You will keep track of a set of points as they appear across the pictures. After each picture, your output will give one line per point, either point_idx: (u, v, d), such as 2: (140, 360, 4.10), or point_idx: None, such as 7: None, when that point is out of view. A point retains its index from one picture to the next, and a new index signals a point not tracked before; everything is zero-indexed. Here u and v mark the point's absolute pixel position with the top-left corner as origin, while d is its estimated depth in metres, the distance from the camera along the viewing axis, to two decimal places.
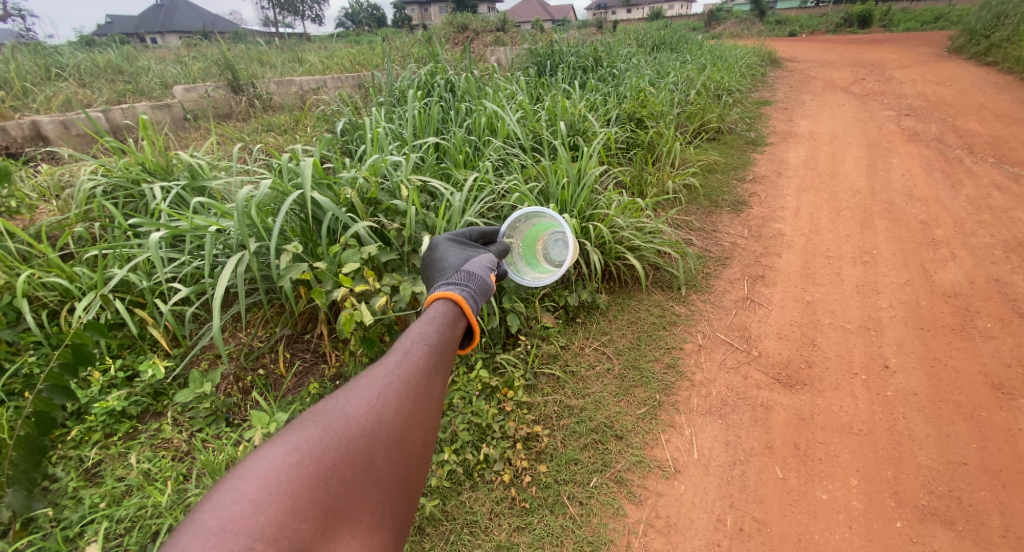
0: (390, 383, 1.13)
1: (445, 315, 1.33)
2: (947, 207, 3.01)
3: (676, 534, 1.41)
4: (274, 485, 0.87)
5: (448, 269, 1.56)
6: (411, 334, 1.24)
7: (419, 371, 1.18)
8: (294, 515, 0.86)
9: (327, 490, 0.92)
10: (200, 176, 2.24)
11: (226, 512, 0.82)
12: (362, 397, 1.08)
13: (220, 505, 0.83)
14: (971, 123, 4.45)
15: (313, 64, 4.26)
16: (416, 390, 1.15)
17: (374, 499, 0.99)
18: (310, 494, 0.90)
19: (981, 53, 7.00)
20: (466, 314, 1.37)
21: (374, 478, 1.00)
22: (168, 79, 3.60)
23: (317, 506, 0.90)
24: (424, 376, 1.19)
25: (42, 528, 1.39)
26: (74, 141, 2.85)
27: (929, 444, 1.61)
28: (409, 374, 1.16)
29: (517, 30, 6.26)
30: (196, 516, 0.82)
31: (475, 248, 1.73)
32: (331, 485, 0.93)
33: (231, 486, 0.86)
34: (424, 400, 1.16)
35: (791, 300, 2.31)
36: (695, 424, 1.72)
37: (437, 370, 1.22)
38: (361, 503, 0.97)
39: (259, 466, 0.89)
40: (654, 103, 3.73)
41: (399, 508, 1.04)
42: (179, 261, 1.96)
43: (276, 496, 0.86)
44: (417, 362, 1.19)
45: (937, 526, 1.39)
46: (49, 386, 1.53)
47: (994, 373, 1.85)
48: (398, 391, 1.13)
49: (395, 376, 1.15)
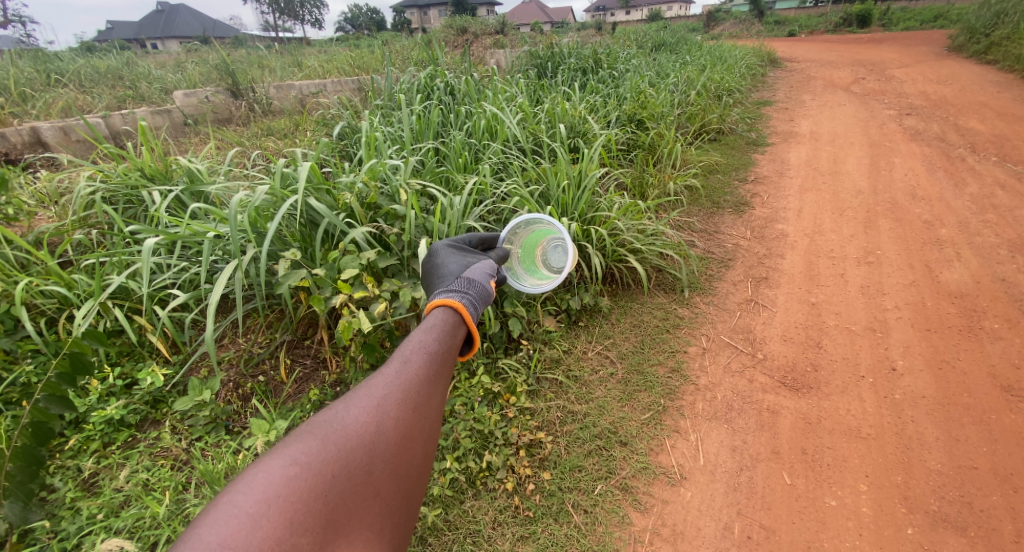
0: (390, 393, 1.11)
1: (445, 323, 1.31)
2: (951, 207, 2.98)
3: (682, 543, 1.38)
4: (273, 499, 0.85)
5: (448, 276, 1.54)
6: (411, 342, 1.22)
7: (418, 380, 1.16)
8: (292, 529, 0.84)
9: (327, 503, 0.90)
10: (199, 180, 2.23)
11: (225, 526, 0.80)
12: (361, 407, 1.06)
13: (218, 519, 0.81)
14: (972, 122, 4.43)
15: (314, 68, 4.25)
16: (416, 400, 1.13)
17: (374, 511, 0.97)
18: (309, 507, 0.88)
19: (981, 51, 6.98)
20: (466, 321, 1.36)
21: (373, 490, 0.98)
22: (168, 84, 3.59)
23: (316, 520, 0.87)
24: (424, 386, 1.17)
25: (39, 540, 1.37)
26: (73, 146, 2.82)
27: (938, 449, 1.59)
28: (409, 383, 1.14)
29: (518, 32, 6.26)
30: (195, 530, 0.80)
31: (475, 254, 1.71)
32: (330, 497, 0.91)
33: (229, 501, 0.84)
34: (424, 410, 1.14)
35: (795, 302, 2.29)
36: (701, 429, 1.70)
37: (437, 379, 1.20)
38: (360, 514, 0.95)
39: (258, 480, 0.87)
40: (655, 104, 3.70)
41: (399, 520, 1.02)
42: (178, 267, 1.94)
43: (275, 510, 0.84)
44: (416, 371, 1.17)
45: (948, 532, 1.36)
46: (47, 396, 1.46)
47: (1002, 374, 1.83)
48: (397, 400, 1.11)
49: (394, 386, 1.13)
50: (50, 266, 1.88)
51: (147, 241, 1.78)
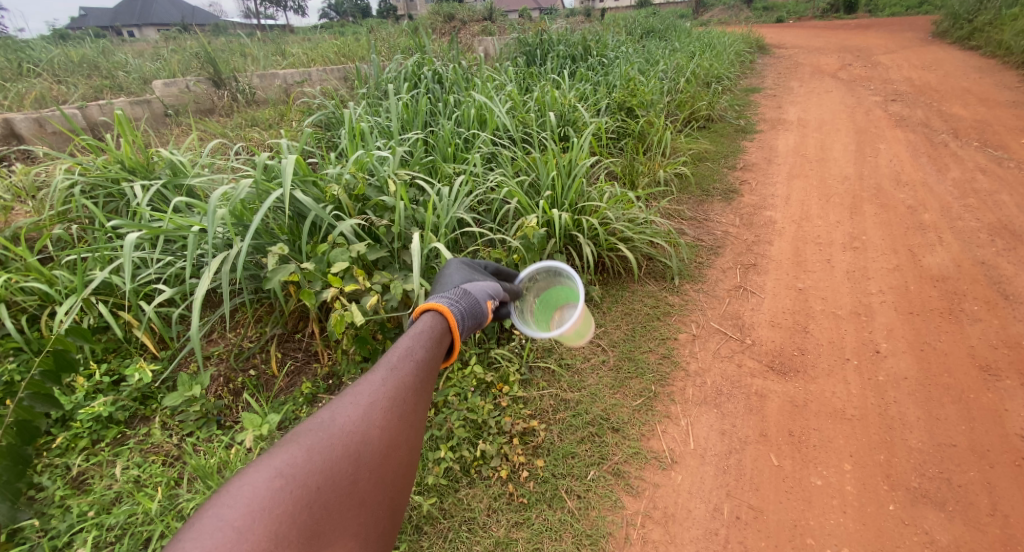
0: (375, 402, 1.11)
1: (433, 330, 1.30)
2: (933, 192, 3.03)
3: (673, 525, 1.41)
4: (258, 511, 0.85)
5: (448, 285, 1.53)
6: (397, 350, 1.22)
7: (404, 388, 1.16)
8: (277, 541, 0.84)
9: (312, 514, 0.90)
10: (183, 173, 2.19)
11: (211, 539, 0.79)
12: (347, 417, 1.06)
13: (202, 533, 0.80)
14: (955, 108, 4.48)
15: (298, 57, 4.16)
16: (401, 409, 1.13)
17: (358, 522, 0.97)
18: (295, 519, 0.87)
19: (964, 37, 7.05)
20: (452, 331, 1.33)
21: (358, 501, 0.98)
22: (148, 74, 3.49)
23: (302, 532, 0.87)
24: (409, 394, 1.17)
25: (29, 539, 1.35)
26: (49, 139, 2.75)
27: (920, 428, 1.63)
28: (394, 392, 1.15)
29: (506, 19, 6.18)
30: (178, 545, 0.78)
31: (483, 273, 1.68)
32: (315, 509, 0.91)
33: (214, 514, 0.83)
34: (409, 419, 1.14)
35: (783, 287, 2.32)
36: (690, 414, 1.73)
37: (422, 388, 1.20)
38: (345, 526, 0.95)
39: (242, 493, 0.86)
40: (644, 91, 3.69)
41: (383, 530, 1.02)
42: (163, 262, 1.91)
43: (261, 523, 0.84)
44: (402, 380, 1.17)
45: (928, 508, 1.41)
46: (31, 394, 1.45)
47: (981, 355, 1.88)
48: (383, 409, 1.11)
49: (380, 395, 1.13)
50: (30, 262, 1.84)
51: (129, 235, 1.73)
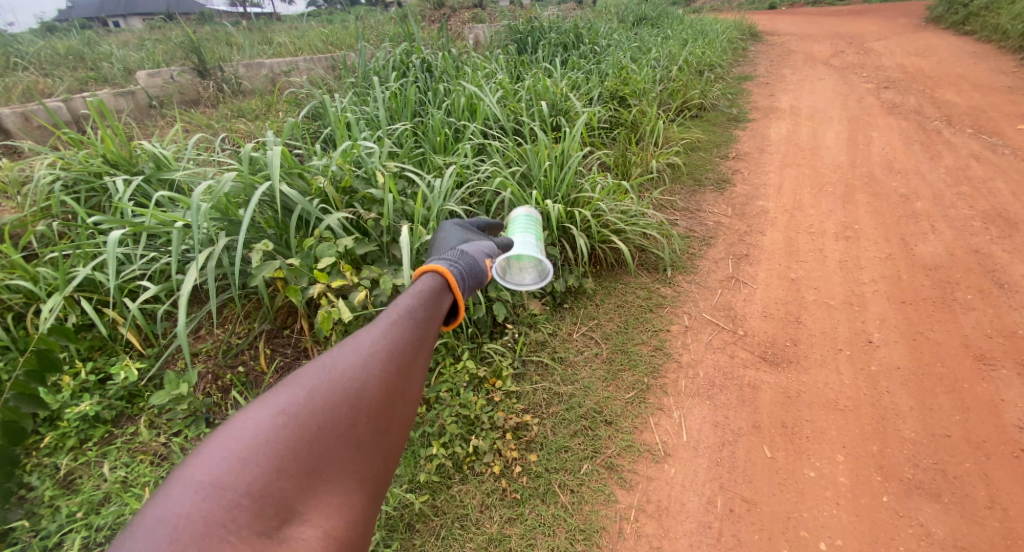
0: (377, 351, 1.03)
1: (433, 289, 1.26)
2: (927, 179, 3.02)
3: (668, 518, 1.41)
4: (255, 450, 0.78)
5: (445, 247, 1.54)
6: (398, 305, 1.15)
7: (406, 339, 1.09)
8: (275, 480, 0.77)
9: (312, 451, 0.83)
10: (166, 167, 2.14)
11: (208, 470, 0.74)
12: (349, 362, 0.98)
13: (196, 472, 0.73)
14: (948, 94, 4.47)
15: (284, 45, 4.07)
16: (404, 358, 1.06)
17: (360, 469, 0.89)
18: (294, 461, 0.80)
19: (958, 22, 7.01)
20: (451, 290, 1.30)
21: (361, 445, 0.90)
22: (131, 64, 3.40)
23: (301, 472, 0.80)
24: (411, 347, 1.09)
25: (19, 540, 1.33)
26: (35, 133, 2.66)
27: (913, 418, 1.63)
28: (397, 342, 1.07)
29: (497, 5, 6.08)
30: (170, 485, 0.72)
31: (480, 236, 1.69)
32: (315, 449, 0.83)
33: (214, 447, 0.77)
34: (411, 372, 1.06)
35: (776, 278, 2.31)
36: (684, 407, 1.72)
37: (423, 341, 1.13)
38: (347, 470, 0.87)
39: (239, 430, 0.80)
40: (637, 79, 3.64)
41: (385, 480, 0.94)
42: (147, 258, 1.87)
43: (256, 463, 0.77)
44: (404, 333, 1.10)
45: (923, 500, 1.41)
46: (16, 394, 1.42)
47: (975, 344, 1.88)
48: (385, 358, 1.03)
49: (381, 344, 1.05)
50: (13, 259, 1.79)
51: (111, 234, 1.70)
